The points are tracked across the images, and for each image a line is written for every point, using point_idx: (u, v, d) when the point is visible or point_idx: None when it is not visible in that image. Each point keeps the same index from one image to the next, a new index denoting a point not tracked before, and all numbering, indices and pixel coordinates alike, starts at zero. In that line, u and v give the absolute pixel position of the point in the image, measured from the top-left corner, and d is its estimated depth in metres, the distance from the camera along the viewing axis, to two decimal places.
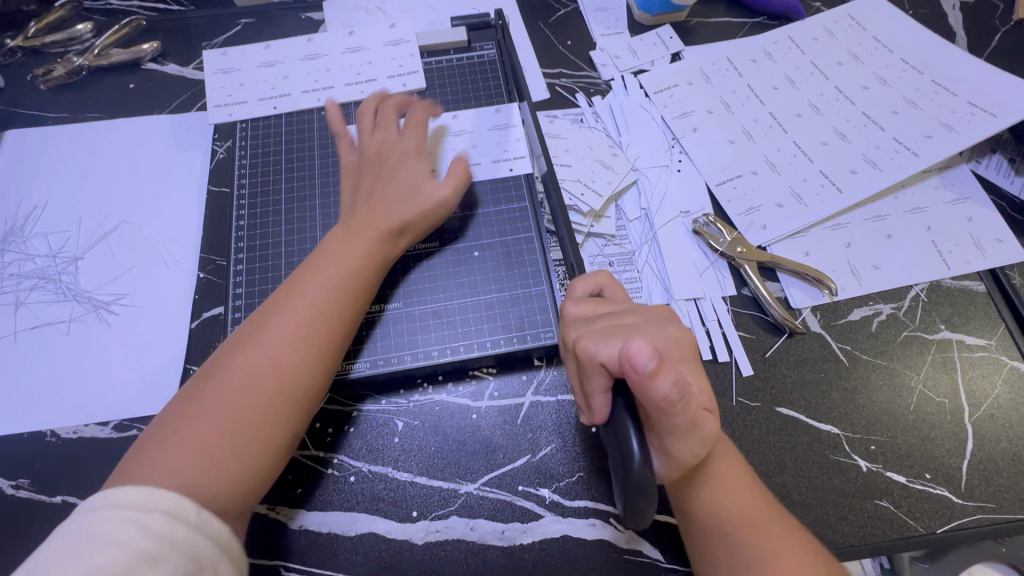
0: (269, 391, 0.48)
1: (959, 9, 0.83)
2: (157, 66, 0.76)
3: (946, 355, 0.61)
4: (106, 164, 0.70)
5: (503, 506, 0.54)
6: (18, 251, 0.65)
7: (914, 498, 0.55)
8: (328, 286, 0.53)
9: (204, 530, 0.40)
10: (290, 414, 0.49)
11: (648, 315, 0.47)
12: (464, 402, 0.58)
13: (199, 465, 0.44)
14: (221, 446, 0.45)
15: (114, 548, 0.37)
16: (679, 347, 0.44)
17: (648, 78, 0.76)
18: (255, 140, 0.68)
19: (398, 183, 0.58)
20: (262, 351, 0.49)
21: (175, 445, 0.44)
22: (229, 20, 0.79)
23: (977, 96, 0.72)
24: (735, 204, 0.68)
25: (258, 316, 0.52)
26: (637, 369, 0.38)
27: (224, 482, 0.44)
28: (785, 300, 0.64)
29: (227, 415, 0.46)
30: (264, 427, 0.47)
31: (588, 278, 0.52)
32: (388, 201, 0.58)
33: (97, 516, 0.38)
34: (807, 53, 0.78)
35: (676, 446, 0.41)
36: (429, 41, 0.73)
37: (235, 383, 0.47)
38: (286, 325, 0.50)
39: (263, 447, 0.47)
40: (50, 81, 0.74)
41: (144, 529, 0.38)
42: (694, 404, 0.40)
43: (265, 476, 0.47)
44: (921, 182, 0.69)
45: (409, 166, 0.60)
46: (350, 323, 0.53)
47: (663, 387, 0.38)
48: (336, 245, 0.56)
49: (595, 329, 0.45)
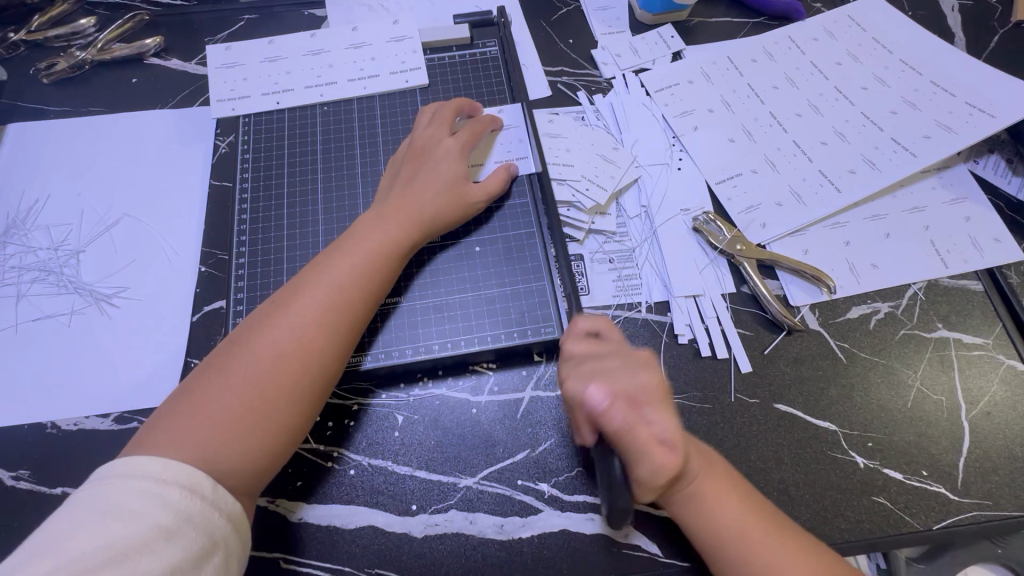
0: (288, 373, 0.48)
1: (958, 11, 0.83)
2: (160, 61, 0.76)
3: (943, 353, 0.62)
4: (109, 156, 0.70)
5: (501, 500, 0.55)
6: (20, 244, 0.65)
7: (910, 494, 0.56)
8: (352, 270, 0.53)
9: (220, 507, 0.42)
10: (308, 397, 0.49)
11: (628, 356, 0.49)
12: (464, 397, 0.59)
13: (217, 442, 0.44)
14: (241, 424, 0.45)
15: (128, 520, 0.37)
16: (646, 393, 0.45)
17: (649, 77, 0.76)
18: (258, 135, 0.68)
19: (433, 181, 0.59)
20: (287, 331, 0.49)
21: (195, 419, 0.45)
22: (232, 15, 0.79)
23: (976, 96, 0.72)
24: (735, 202, 0.68)
25: (282, 295, 0.52)
26: (592, 408, 0.44)
27: (240, 461, 0.45)
28: (783, 298, 0.64)
29: (248, 393, 0.46)
30: (283, 409, 0.47)
31: (591, 318, 0.53)
32: (419, 192, 0.59)
33: (117, 486, 0.39)
34: (807, 53, 0.78)
35: (635, 472, 0.42)
36: (432, 37, 0.73)
37: (257, 362, 0.48)
38: (311, 307, 0.50)
39: (281, 429, 0.47)
40: (52, 75, 0.74)
41: (162, 502, 0.39)
42: (647, 437, 0.42)
43: (279, 459, 0.48)
44: (920, 181, 0.70)
45: (453, 165, 0.61)
46: (371, 308, 0.54)
47: (613, 421, 0.42)
48: (360, 232, 0.56)
49: (582, 369, 0.48)
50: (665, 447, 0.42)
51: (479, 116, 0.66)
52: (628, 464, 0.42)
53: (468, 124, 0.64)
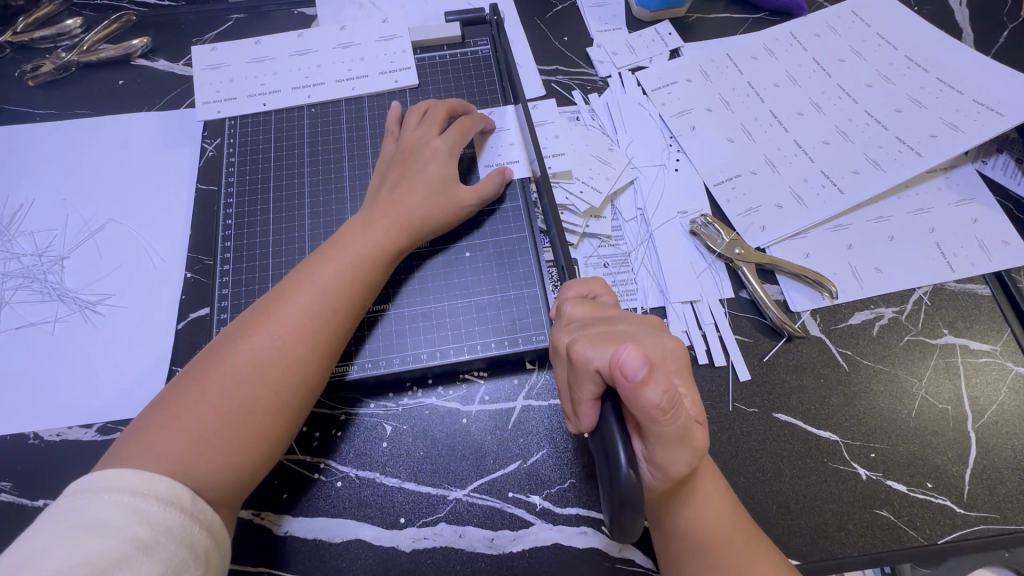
0: (266, 385, 0.46)
1: (965, 5, 0.81)
2: (147, 63, 0.75)
3: (949, 360, 0.60)
4: (95, 160, 0.69)
5: (492, 513, 0.53)
6: (4, 250, 0.64)
7: (914, 507, 0.54)
8: (336, 278, 0.51)
9: (199, 519, 0.40)
10: (288, 408, 0.47)
11: (642, 324, 0.45)
12: (454, 406, 0.57)
13: (193, 456, 0.43)
14: (219, 436, 0.44)
15: (106, 533, 0.36)
16: (672, 357, 0.42)
17: (646, 76, 0.74)
18: (244, 138, 0.66)
19: (421, 184, 0.58)
20: (267, 341, 0.48)
21: (170, 431, 0.43)
22: (220, 15, 0.78)
23: (984, 94, 0.70)
24: (734, 204, 0.66)
25: (262, 304, 0.50)
26: (627, 377, 0.36)
27: (218, 475, 0.43)
28: (784, 304, 0.62)
29: (226, 404, 0.45)
30: (262, 420, 0.46)
31: (583, 283, 0.51)
32: (411, 199, 0.57)
33: (92, 500, 0.38)
34: (809, 50, 0.76)
35: (665, 454, 0.38)
36: (423, 36, 0.71)
37: (234, 373, 0.46)
38: (293, 316, 0.49)
39: (260, 441, 0.46)
40: (39, 77, 0.73)
41: (141, 515, 0.38)
42: (684, 413, 0.37)
43: (259, 471, 0.47)
44: (925, 182, 0.68)
45: (441, 167, 0.59)
46: (356, 317, 0.52)
47: (654, 396, 0.36)
48: (346, 238, 0.54)
49: (590, 334, 0.43)
50: (699, 425, 0.40)
51: (471, 115, 0.64)
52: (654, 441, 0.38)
53: (457, 121, 0.63)
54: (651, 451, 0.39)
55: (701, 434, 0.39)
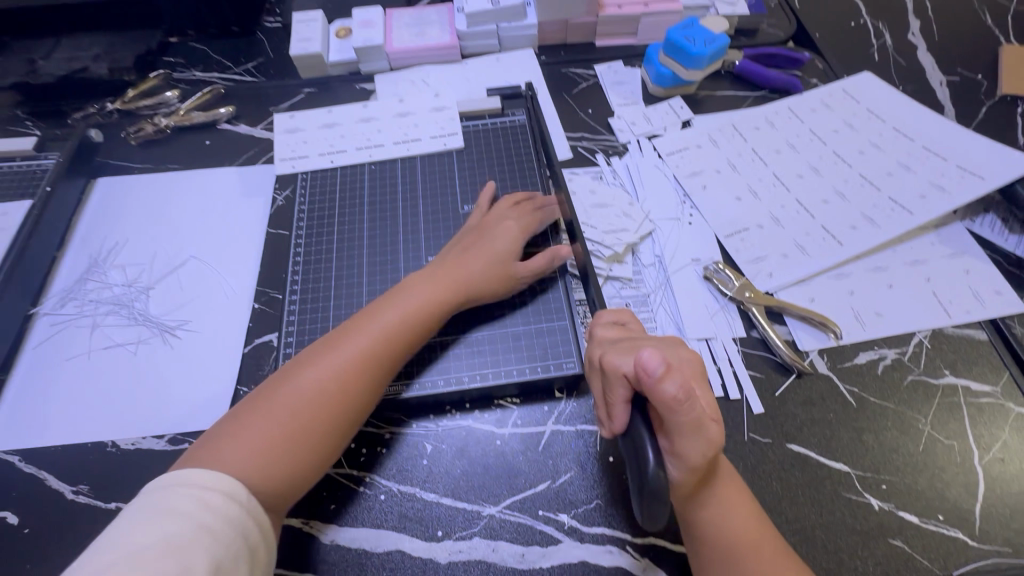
0: (324, 413, 0.53)
1: (945, 86, 0.91)
2: (230, 127, 0.88)
3: (952, 399, 0.64)
4: (182, 206, 0.80)
5: (523, 529, 0.57)
6: (99, 280, 0.74)
7: (927, 538, 0.56)
8: (398, 321, 0.59)
9: (251, 516, 0.46)
10: (338, 432, 0.54)
11: (664, 339, 0.49)
12: (489, 429, 0.63)
13: (252, 464, 0.49)
14: (276, 451, 0.50)
15: (180, 518, 0.43)
16: (689, 363, 0.47)
17: (661, 142, 0.84)
18: (313, 190, 0.77)
19: (487, 255, 0.66)
20: (329, 371, 0.54)
21: (237, 441, 0.50)
22: (295, 89, 0.92)
23: (966, 160, 0.78)
24: (743, 253, 0.74)
25: (330, 340, 0.58)
26: (647, 373, 0.40)
27: (269, 484, 0.49)
28: (792, 343, 0.68)
29: (287, 422, 0.52)
30: (314, 441, 0.52)
31: (614, 311, 0.57)
32: (472, 266, 0.65)
33: (172, 488, 0.45)
34: (806, 122, 0.86)
35: (683, 446, 0.41)
36: (468, 107, 0.83)
37: (296, 396, 0.53)
38: (354, 351, 0.56)
39: (309, 460, 0.52)
40: (139, 137, 0.86)
41: (206, 505, 0.44)
42: (700, 406, 0.41)
43: (305, 487, 0.52)
44: (919, 237, 0.74)
45: (506, 244, 0.67)
46: (407, 352, 0.59)
47: (672, 388, 0.40)
48: (404, 289, 0.62)
49: (618, 347, 0.48)
50: (713, 420, 0.42)
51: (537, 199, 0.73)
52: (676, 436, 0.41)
53: (523, 203, 0.72)
54: (673, 443, 0.42)
55: (712, 430, 0.41)
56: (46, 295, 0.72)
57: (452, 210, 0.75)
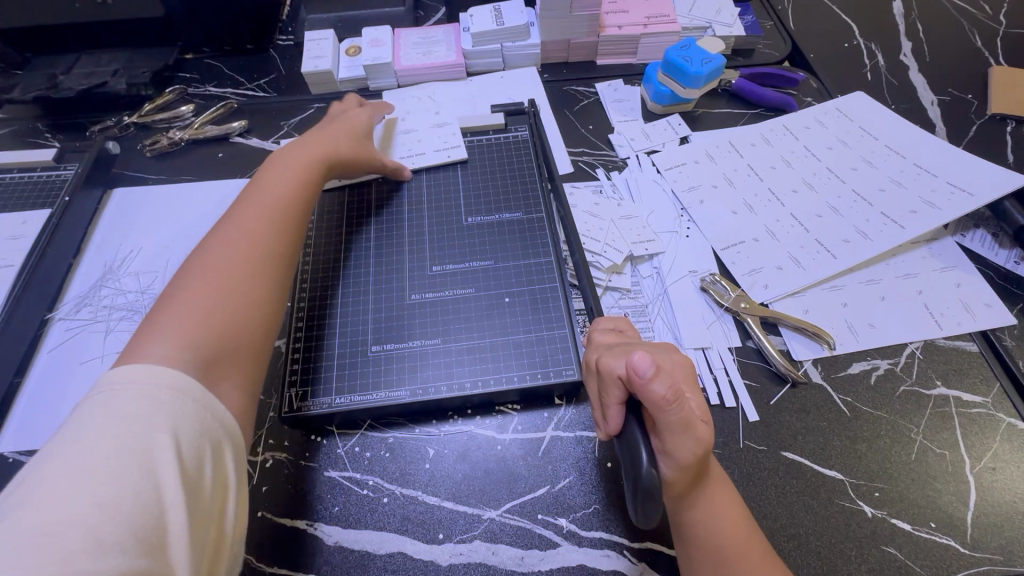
0: (260, 270, 0.58)
1: (936, 105, 0.94)
2: (242, 140, 0.91)
3: (944, 409, 0.65)
4: (195, 216, 0.82)
5: (523, 533, 0.58)
6: (113, 287, 0.76)
7: (920, 545, 0.57)
8: (261, 220, 0.62)
9: (208, 406, 0.46)
10: (267, 308, 0.58)
11: (657, 345, 0.52)
12: (490, 434, 0.64)
13: (205, 335, 0.51)
14: (216, 325, 0.52)
15: (129, 421, 0.41)
16: (681, 368, 0.48)
17: (660, 157, 0.87)
18: (322, 201, 0.79)
19: (310, 141, 0.74)
20: (244, 255, 0.58)
21: (173, 322, 0.51)
22: (306, 105, 0.95)
23: (956, 177, 0.80)
24: (739, 265, 0.76)
25: (236, 223, 0.62)
26: (638, 375, 0.42)
27: (231, 349, 0.52)
28: (787, 353, 0.69)
29: (222, 299, 0.54)
30: (251, 316, 0.56)
31: (611, 319, 0.59)
32: (339, 143, 0.75)
33: (115, 396, 0.43)
34: (801, 139, 0.89)
35: (674, 445, 0.43)
36: (472, 123, 0.86)
37: (223, 277, 0.56)
38: (259, 225, 0.62)
39: (247, 334, 0.55)
40: (155, 149, 0.89)
41: (159, 405, 0.44)
42: (688, 406, 0.43)
43: (249, 361, 0.54)
44: (911, 251, 0.76)
45: (330, 130, 0.76)
46: (306, 203, 0.68)
47: (661, 389, 0.42)
48: (267, 179, 0.68)
49: (614, 351, 0.50)
50: (702, 420, 0.44)
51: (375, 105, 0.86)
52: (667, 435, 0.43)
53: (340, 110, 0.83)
54: (664, 442, 0.44)
55: (703, 429, 0.43)
56: (62, 301, 0.75)
57: (456, 221, 0.77)
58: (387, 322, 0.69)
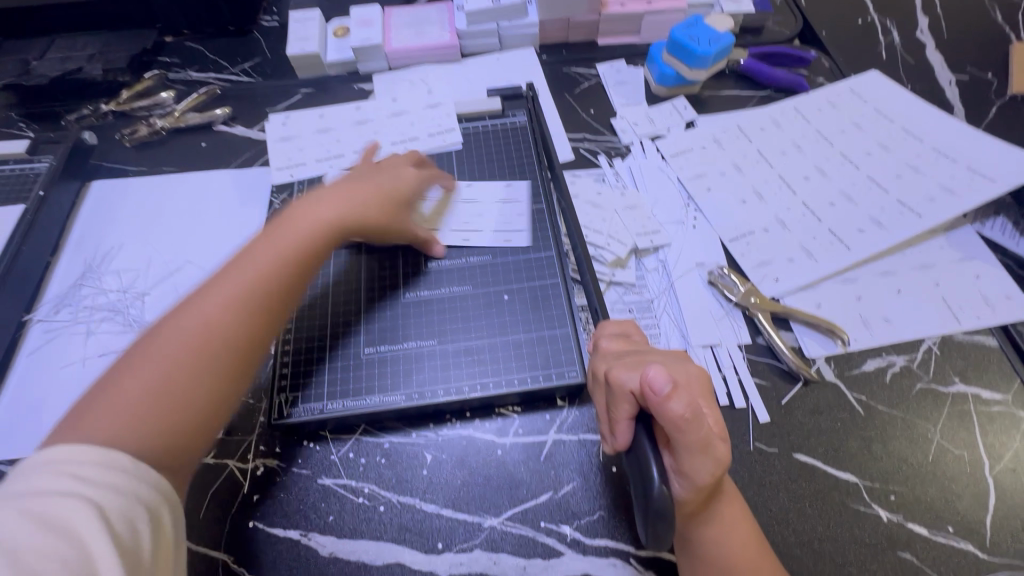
0: (222, 328, 0.52)
1: (955, 85, 0.89)
2: (226, 128, 0.86)
3: (962, 408, 0.63)
4: (178, 209, 0.79)
5: (525, 541, 0.56)
6: (93, 286, 0.72)
7: (936, 551, 0.55)
8: (223, 266, 0.56)
9: (142, 479, 0.43)
10: (225, 372, 0.51)
11: (669, 353, 0.49)
12: (490, 438, 0.62)
13: (153, 411, 0.47)
14: (157, 401, 0.48)
15: (54, 497, 0.39)
16: (697, 380, 0.46)
17: (664, 143, 0.83)
18: (310, 193, 0.75)
19: (360, 184, 0.65)
20: (200, 309, 0.52)
21: (115, 399, 0.47)
22: (292, 90, 0.90)
23: (976, 162, 0.77)
24: (748, 258, 0.72)
25: (210, 275, 0.56)
26: (654, 391, 0.39)
27: (179, 423, 0.48)
28: (799, 350, 0.66)
29: (171, 369, 0.49)
30: (195, 385, 0.49)
31: (618, 322, 0.56)
32: (384, 185, 0.67)
33: (41, 471, 0.41)
34: (813, 122, 0.85)
35: (690, 467, 0.41)
36: (467, 108, 0.82)
37: (174, 339, 0.50)
38: (239, 280, 0.54)
39: (196, 407, 0.49)
40: (135, 139, 0.84)
41: (84, 480, 0.41)
42: (706, 425, 0.40)
43: (198, 435, 0.49)
44: (928, 241, 0.73)
45: (383, 177, 0.68)
46: (321, 250, 0.60)
47: (679, 407, 0.39)
48: (299, 214, 0.61)
49: (624, 360, 0.47)
50: (719, 438, 0.42)
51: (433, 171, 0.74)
52: (682, 456, 0.41)
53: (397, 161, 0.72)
54: (679, 462, 0.41)
55: (721, 449, 0.41)
56: (40, 302, 0.71)
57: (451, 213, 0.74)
58: (380, 322, 0.65)
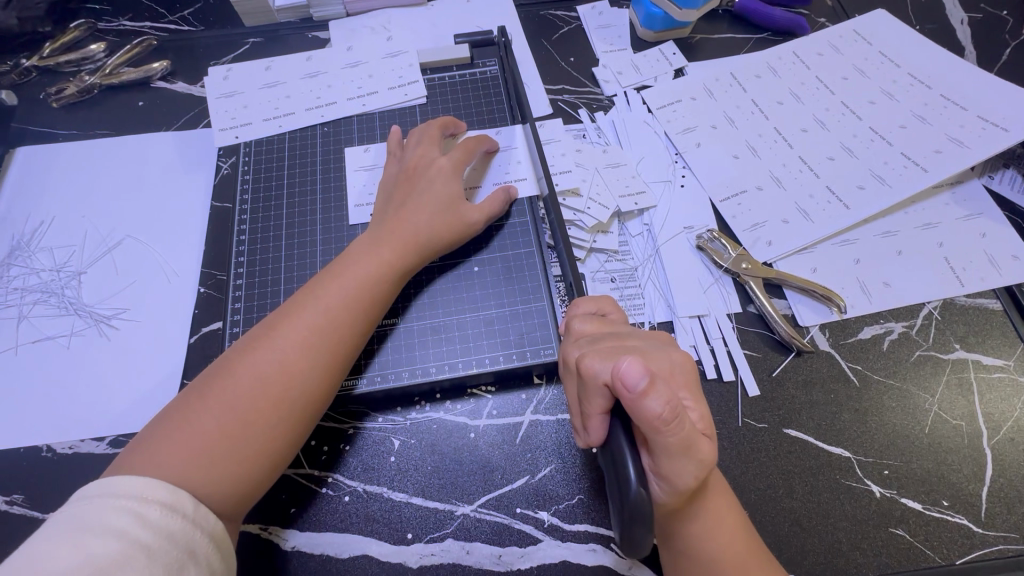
0: (296, 375, 0.48)
1: (967, 24, 0.82)
2: (166, 85, 0.77)
3: (962, 375, 0.59)
4: (114, 178, 0.71)
5: (500, 529, 0.53)
6: (23, 266, 0.66)
7: (930, 526, 0.53)
8: (350, 297, 0.52)
9: (200, 527, 0.40)
10: (286, 425, 0.47)
11: (650, 338, 0.44)
12: (462, 421, 0.57)
13: (205, 459, 0.43)
14: (219, 450, 0.44)
15: (101, 534, 0.36)
16: (681, 369, 0.41)
17: (650, 94, 0.76)
18: (259, 157, 0.68)
19: (431, 199, 0.59)
20: (285, 349, 0.49)
21: (177, 441, 0.44)
22: (238, 39, 0.81)
23: (988, 110, 0.70)
24: (740, 220, 0.67)
25: (297, 300, 0.52)
26: (627, 388, 0.35)
27: (239, 476, 0.45)
28: (792, 318, 0.62)
29: (226, 417, 0.45)
30: (261, 436, 0.46)
31: (593, 300, 0.51)
32: (448, 185, 0.60)
33: (100, 503, 0.38)
34: (812, 68, 0.77)
35: (671, 468, 0.37)
36: (432, 58, 0.74)
37: (242, 384, 0.47)
38: (325, 315, 0.51)
39: (255, 461, 0.46)
40: (62, 99, 0.75)
41: (145, 521, 0.38)
42: (687, 424, 0.36)
43: (254, 493, 0.46)
44: (932, 197, 0.68)
45: (445, 185, 0.60)
46: (395, 285, 0.56)
47: (656, 406, 0.35)
48: (359, 251, 0.56)
49: (599, 348, 0.43)
50: (703, 437, 0.38)
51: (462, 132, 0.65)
52: (662, 456, 0.37)
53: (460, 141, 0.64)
54: (656, 463, 0.37)
55: (706, 447, 0.37)
56: None
57: None
58: None
